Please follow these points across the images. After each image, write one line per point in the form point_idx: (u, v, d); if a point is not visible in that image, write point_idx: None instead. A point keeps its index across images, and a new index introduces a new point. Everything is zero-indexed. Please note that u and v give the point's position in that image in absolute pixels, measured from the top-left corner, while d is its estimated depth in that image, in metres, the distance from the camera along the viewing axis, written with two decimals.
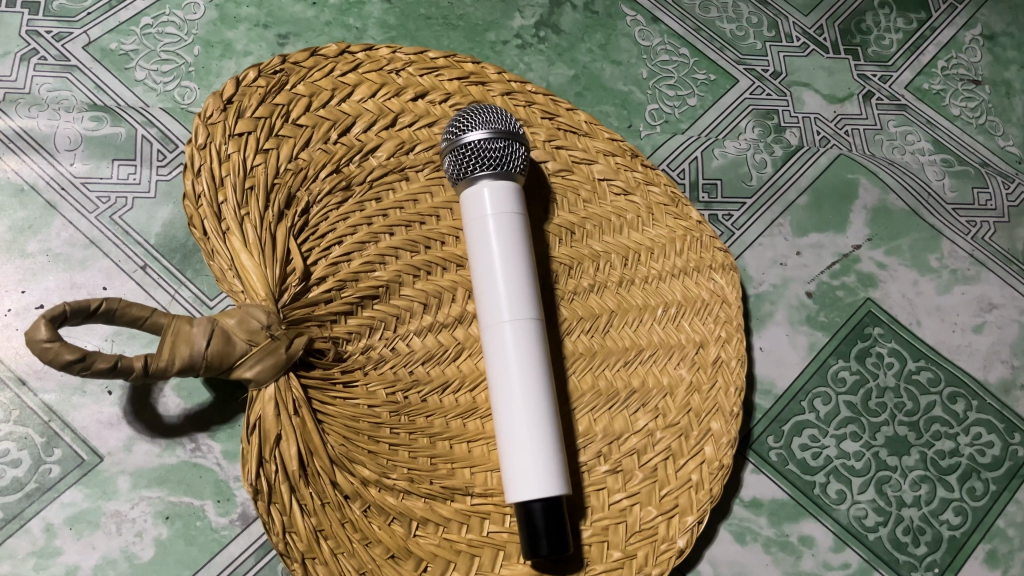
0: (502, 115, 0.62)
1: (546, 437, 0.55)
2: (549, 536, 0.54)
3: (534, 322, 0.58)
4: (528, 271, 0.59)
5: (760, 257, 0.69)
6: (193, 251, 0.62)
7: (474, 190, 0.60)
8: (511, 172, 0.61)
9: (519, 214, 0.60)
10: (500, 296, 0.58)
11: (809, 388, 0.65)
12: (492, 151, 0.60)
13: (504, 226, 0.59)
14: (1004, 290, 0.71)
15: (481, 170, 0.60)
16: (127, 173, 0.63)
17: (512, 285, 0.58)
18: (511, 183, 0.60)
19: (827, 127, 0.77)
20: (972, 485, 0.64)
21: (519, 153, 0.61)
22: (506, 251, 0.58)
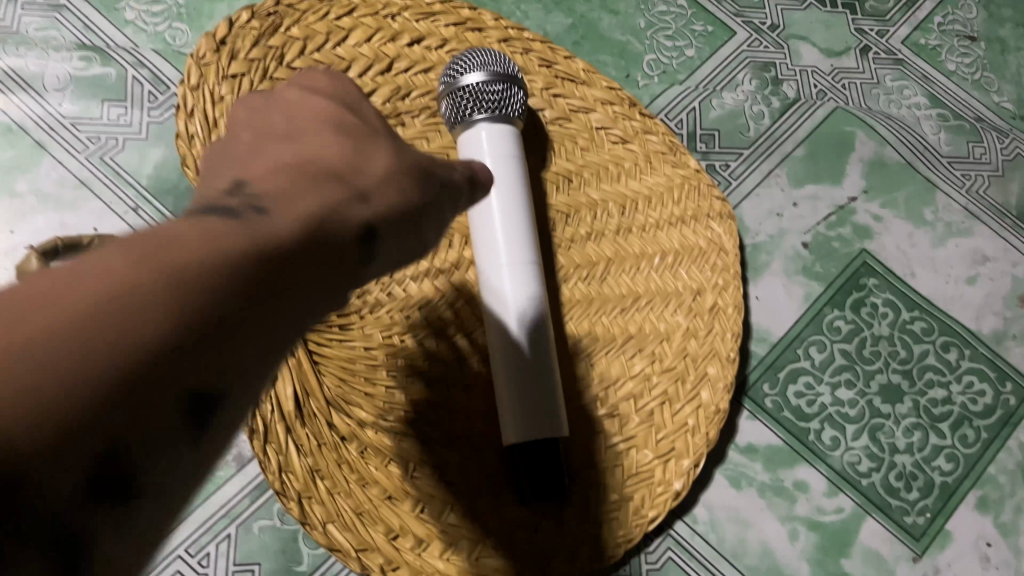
0: (500, 57, 0.61)
1: (543, 380, 0.55)
2: (544, 478, 0.54)
3: (532, 266, 0.58)
4: (525, 214, 0.59)
5: (757, 208, 0.69)
6: (185, 193, 0.61)
7: (471, 133, 0.59)
8: (509, 116, 0.60)
9: (516, 156, 0.60)
10: (499, 238, 0.57)
11: (805, 336, 0.66)
12: (490, 94, 0.59)
13: (502, 169, 0.59)
14: (998, 243, 0.71)
15: (478, 113, 0.59)
16: (117, 115, 0.62)
17: (509, 227, 0.57)
18: (507, 128, 0.60)
19: (824, 80, 0.76)
20: (964, 433, 0.64)
21: (517, 96, 0.60)
22: (503, 192, 0.58)
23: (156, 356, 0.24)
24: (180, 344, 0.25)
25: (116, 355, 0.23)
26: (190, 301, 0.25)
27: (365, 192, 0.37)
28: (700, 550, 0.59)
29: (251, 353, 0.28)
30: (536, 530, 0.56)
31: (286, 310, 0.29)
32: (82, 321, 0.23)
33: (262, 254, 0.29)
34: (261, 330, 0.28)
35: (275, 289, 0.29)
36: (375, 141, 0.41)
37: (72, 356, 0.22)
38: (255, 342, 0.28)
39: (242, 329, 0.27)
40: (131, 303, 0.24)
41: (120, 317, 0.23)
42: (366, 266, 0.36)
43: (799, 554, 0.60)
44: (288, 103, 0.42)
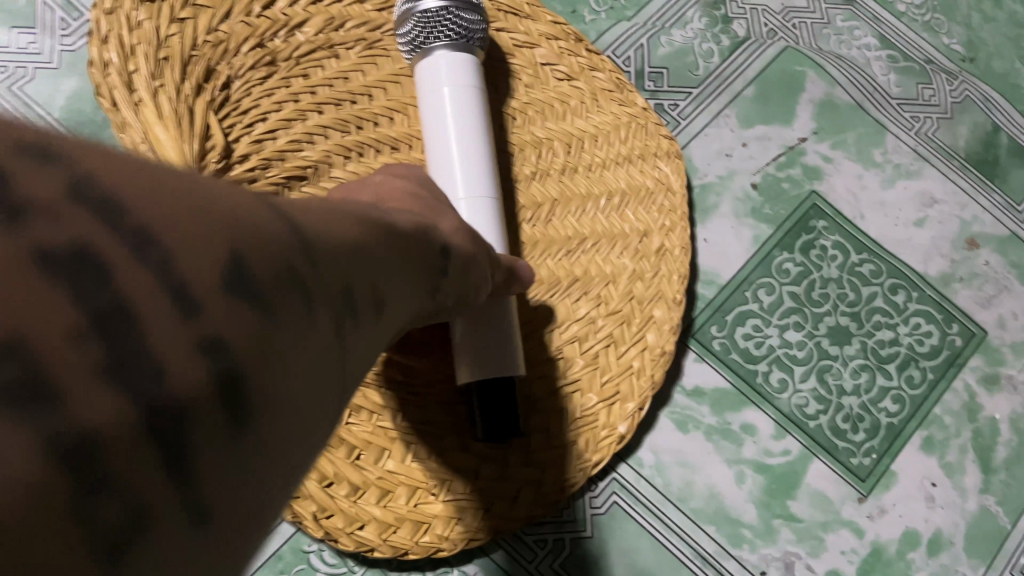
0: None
1: (503, 319, 0.51)
2: (501, 416, 0.51)
3: (491, 202, 0.55)
4: (485, 148, 0.55)
5: (705, 148, 0.67)
6: (102, 126, 0.57)
7: (430, 63, 0.56)
8: (474, 48, 0.57)
9: (477, 87, 0.56)
10: (455, 168, 0.54)
11: (753, 279, 0.64)
12: (449, 20, 0.55)
13: (462, 100, 0.55)
14: (945, 185, 0.70)
15: (436, 41, 0.56)
16: (26, 42, 0.57)
17: (469, 160, 0.54)
18: (467, 56, 0.56)
19: (775, 19, 0.74)
20: (911, 374, 0.64)
21: (479, 21, 0.57)
22: (462, 125, 0.55)
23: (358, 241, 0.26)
24: (369, 246, 0.26)
25: (339, 226, 0.25)
26: (362, 225, 0.27)
27: (442, 232, 0.38)
28: (645, 494, 0.58)
29: (397, 289, 0.29)
30: (477, 475, 0.54)
31: (408, 267, 0.31)
32: (307, 204, 0.24)
33: (390, 223, 0.31)
34: (399, 275, 0.29)
35: (402, 252, 0.30)
36: (439, 204, 0.43)
37: (317, 214, 0.24)
38: (399, 282, 0.29)
39: (392, 261, 0.28)
40: (330, 210, 0.26)
41: (327, 211, 0.25)
42: (447, 279, 0.37)
43: (745, 497, 0.59)
44: (372, 183, 0.43)
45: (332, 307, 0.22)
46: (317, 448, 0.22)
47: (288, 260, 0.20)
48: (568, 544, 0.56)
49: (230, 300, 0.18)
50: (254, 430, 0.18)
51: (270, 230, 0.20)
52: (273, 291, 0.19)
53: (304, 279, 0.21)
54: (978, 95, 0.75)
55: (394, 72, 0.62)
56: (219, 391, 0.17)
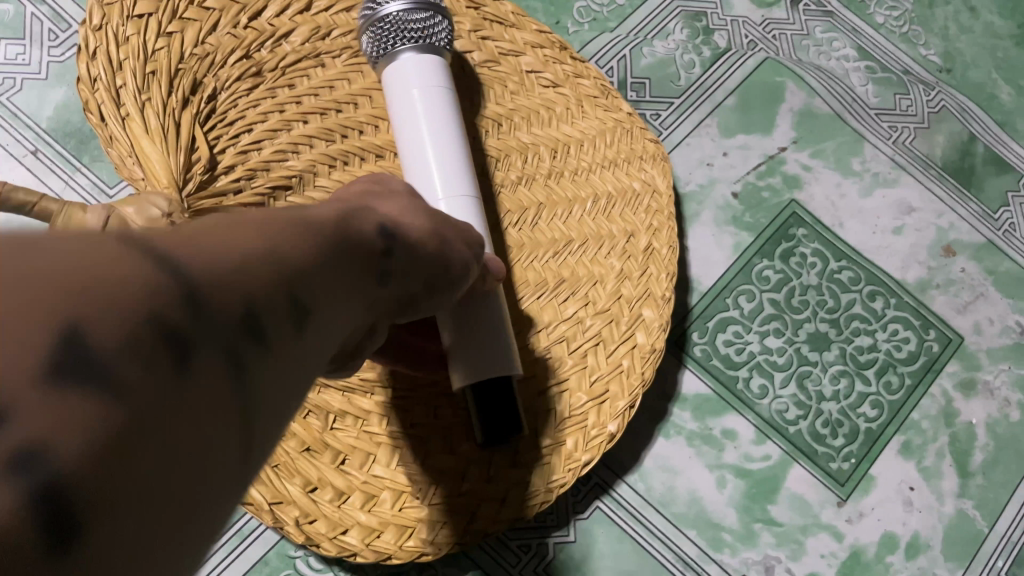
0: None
1: (491, 318, 0.50)
2: (500, 418, 0.50)
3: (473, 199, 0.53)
4: (458, 141, 0.55)
5: (687, 158, 0.68)
6: (89, 137, 0.57)
7: (395, 65, 0.55)
8: (435, 46, 0.56)
9: (444, 82, 0.56)
10: (429, 163, 0.53)
11: (733, 286, 0.65)
12: (412, 23, 0.55)
13: (430, 95, 0.54)
14: (923, 193, 0.72)
15: (401, 44, 0.55)
16: (15, 53, 0.58)
17: (442, 154, 0.53)
18: (434, 56, 0.56)
19: (755, 31, 0.75)
20: (889, 380, 0.65)
21: (442, 26, 0.57)
22: (432, 119, 0.54)
23: (267, 252, 0.24)
24: (283, 253, 0.24)
25: (238, 243, 0.23)
26: (274, 225, 0.25)
27: (389, 216, 0.35)
28: (628, 498, 0.59)
29: (330, 289, 0.27)
30: (463, 477, 0.54)
31: (345, 264, 0.29)
32: (196, 227, 0.23)
33: (314, 217, 0.29)
34: (333, 273, 0.28)
35: (334, 246, 0.28)
36: (396, 196, 0.40)
37: (203, 238, 0.22)
38: (332, 285, 0.27)
39: (320, 260, 0.27)
40: (230, 221, 0.24)
41: (222, 225, 0.23)
42: (403, 263, 0.34)
43: (726, 501, 0.60)
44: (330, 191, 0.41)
45: (213, 352, 0.21)
46: (232, 497, 0.21)
47: (149, 321, 0.19)
48: (552, 548, 0.56)
49: (57, 394, 0.17)
50: (97, 530, 0.17)
51: (121, 288, 0.18)
52: (121, 368, 0.18)
53: (172, 331, 0.19)
54: (954, 106, 0.77)
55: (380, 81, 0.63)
56: (45, 503, 0.16)
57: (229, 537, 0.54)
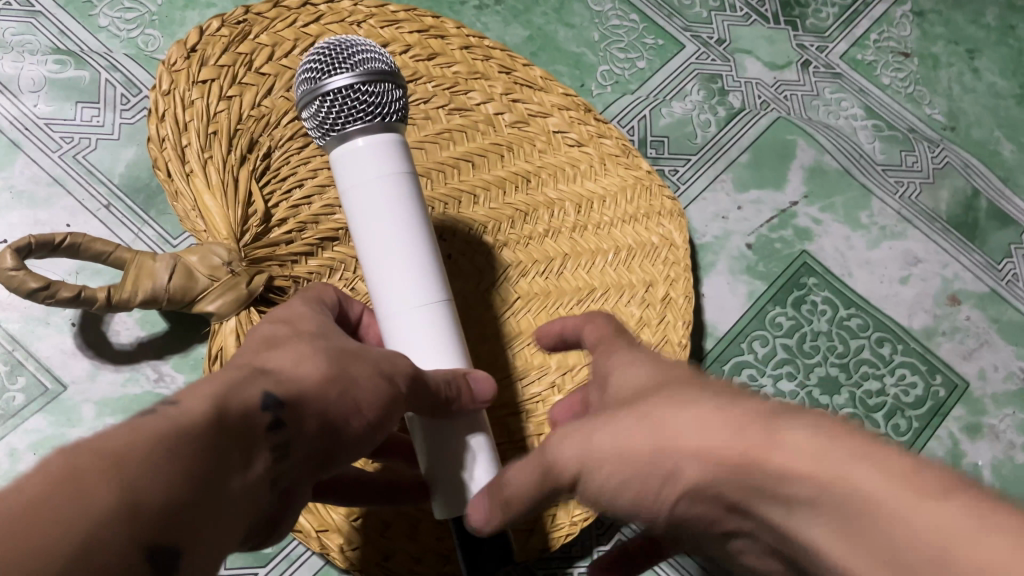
0: (363, 48, 0.48)
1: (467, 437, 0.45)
2: (489, 546, 0.44)
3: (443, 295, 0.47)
4: (426, 248, 0.47)
5: (703, 211, 0.73)
6: (156, 192, 0.63)
7: (350, 150, 0.46)
8: (389, 124, 0.47)
9: (406, 174, 0.47)
10: (400, 286, 0.46)
11: (748, 332, 0.69)
12: (359, 101, 0.46)
13: (394, 196, 0.46)
14: (928, 245, 0.76)
15: (353, 123, 0.46)
16: (90, 116, 0.64)
17: (413, 271, 0.46)
18: (391, 138, 0.46)
19: (767, 92, 0.80)
20: (896, 423, 0.68)
21: (395, 96, 0.47)
22: (398, 230, 0.46)
23: (122, 506, 0.23)
24: (140, 499, 0.23)
25: (94, 497, 0.22)
26: (135, 457, 0.24)
27: (283, 374, 0.33)
28: None
29: (203, 506, 0.26)
30: None
31: (223, 466, 0.27)
32: (65, 468, 0.22)
33: (183, 418, 0.27)
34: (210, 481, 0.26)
35: (206, 447, 0.27)
36: (295, 344, 0.37)
37: (40, 522, 0.20)
38: (215, 494, 0.27)
39: (190, 481, 0.25)
40: (75, 472, 0.22)
41: (66, 483, 0.22)
42: (302, 430, 0.32)
43: None
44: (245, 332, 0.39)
45: None
46: None
47: None
48: None
49: None
50: None
51: None
52: None
53: None
54: (958, 162, 0.81)
55: (435, 133, 0.67)
56: None
57: (277, 562, 0.58)
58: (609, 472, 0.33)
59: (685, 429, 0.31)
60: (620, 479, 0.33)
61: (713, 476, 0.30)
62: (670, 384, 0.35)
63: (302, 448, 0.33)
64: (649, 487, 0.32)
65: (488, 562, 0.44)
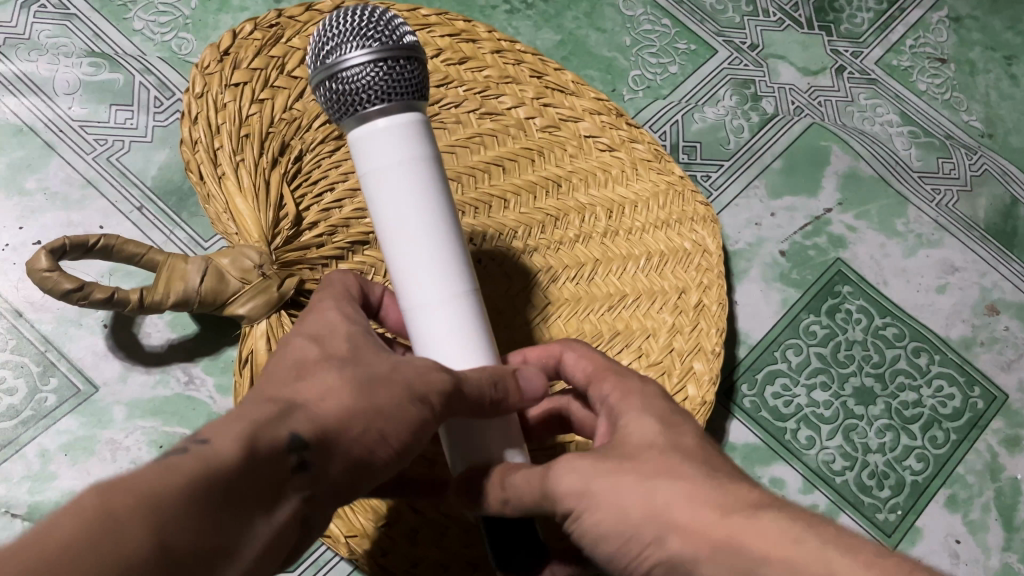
0: (382, 19, 0.45)
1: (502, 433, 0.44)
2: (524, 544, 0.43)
3: (467, 292, 0.45)
4: (453, 243, 0.44)
5: (736, 218, 0.72)
6: (188, 195, 0.63)
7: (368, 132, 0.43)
8: (408, 102, 0.44)
9: (429, 159, 0.44)
10: (431, 285, 0.44)
11: (781, 340, 0.68)
12: (376, 79, 0.43)
13: (417, 184, 0.43)
14: (965, 253, 0.74)
15: (374, 104, 0.43)
16: (124, 118, 0.65)
17: (440, 269, 0.44)
18: (414, 119, 0.43)
19: (801, 97, 0.79)
20: (934, 434, 0.67)
21: (415, 70, 0.44)
22: (424, 221, 0.43)
23: (152, 551, 0.22)
24: (169, 543, 0.23)
25: (126, 541, 0.22)
26: (165, 500, 0.24)
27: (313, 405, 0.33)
28: None
29: (228, 549, 0.26)
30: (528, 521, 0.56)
31: (248, 509, 0.27)
32: (96, 509, 0.22)
33: (214, 460, 0.27)
34: (234, 528, 0.26)
35: (231, 492, 0.27)
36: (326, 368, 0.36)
37: (74, 568, 0.20)
38: (240, 535, 0.26)
39: (215, 526, 0.25)
40: (105, 515, 0.22)
41: (99, 526, 0.22)
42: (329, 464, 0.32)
43: None
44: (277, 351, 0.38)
45: None
46: None
47: None
48: None
49: None
50: None
51: None
52: None
53: None
54: (996, 169, 0.80)
55: (465, 138, 0.65)
56: None
57: (305, 567, 0.57)
58: (600, 521, 0.36)
59: (676, 508, 0.34)
60: (609, 530, 0.36)
61: (696, 554, 0.33)
62: (672, 449, 0.37)
63: (327, 483, 0.32)
64: (633, 546, 0.35)
65: (522, 556, 0.43)
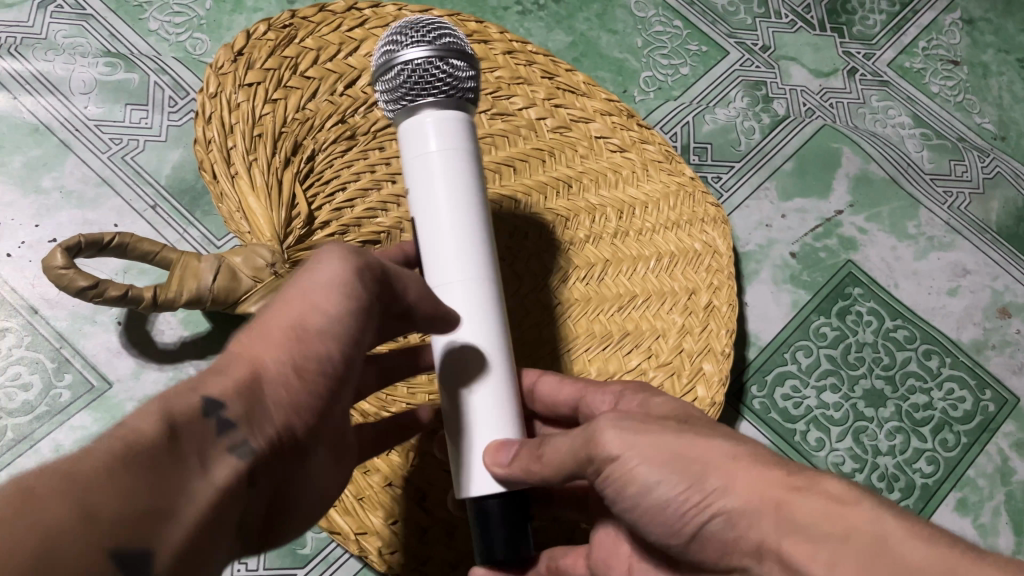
0: (434, 24, 0.46)
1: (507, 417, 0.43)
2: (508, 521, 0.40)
3: (486, 283, 0.43)
4: (479, 233, 0.44)
5: (747, 219, 0.72)
6: (201, 193, 0.64)
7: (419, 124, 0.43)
8: (461, 103, 0.44)
9: (465, 153, 0.44)
10: (449, 269, 0.43)
11: (792, 342, 0.68)
12: (435, 78, 0.44)
13: (452, 171, 0.43)
14: (977, 256, 0.74)
15: (424, 98, 0.44)
16: (139, 118, 0.65)
17: (461, 256, 0.43)
18: (463, 118, 0.44)
19: (813, 99, 0.79)
20: (944, 437, 0.66)
21: (468, 74, 0.45)
22: (454, 205, 0.43)
23: (79, 518, 0.24)
24: (98, 506, 0.25)
25: (50, 514, 0.24)
26: (90, 468, 0.25)
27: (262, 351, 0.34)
28: None
29: (170, 493, 0.28)
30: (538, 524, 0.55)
31: (180, 471, 0.29)
32: (20, 489, 0.24)
33: (137, 429, 0.28)
34: (170, 491, 0.28)
35: (162, 459, 0.28)
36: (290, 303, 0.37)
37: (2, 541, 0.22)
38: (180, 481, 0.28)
39: (149, 479, 0.27)
40: (23, 498, 0.23)
41: (22, 504, 0.23)
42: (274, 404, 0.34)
43: None
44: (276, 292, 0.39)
45: None
46: None
47: None
48: None
49: None
50: None
51: None
52: None
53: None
54: (1009, 172, 0.79)
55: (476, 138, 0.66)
56: None
57: (315, 563, 0.57)
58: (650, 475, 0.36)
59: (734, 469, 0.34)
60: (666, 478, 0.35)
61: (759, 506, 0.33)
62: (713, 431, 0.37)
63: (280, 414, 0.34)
64: (694, 495, 0.35)
65: (500, 526, 0.40)
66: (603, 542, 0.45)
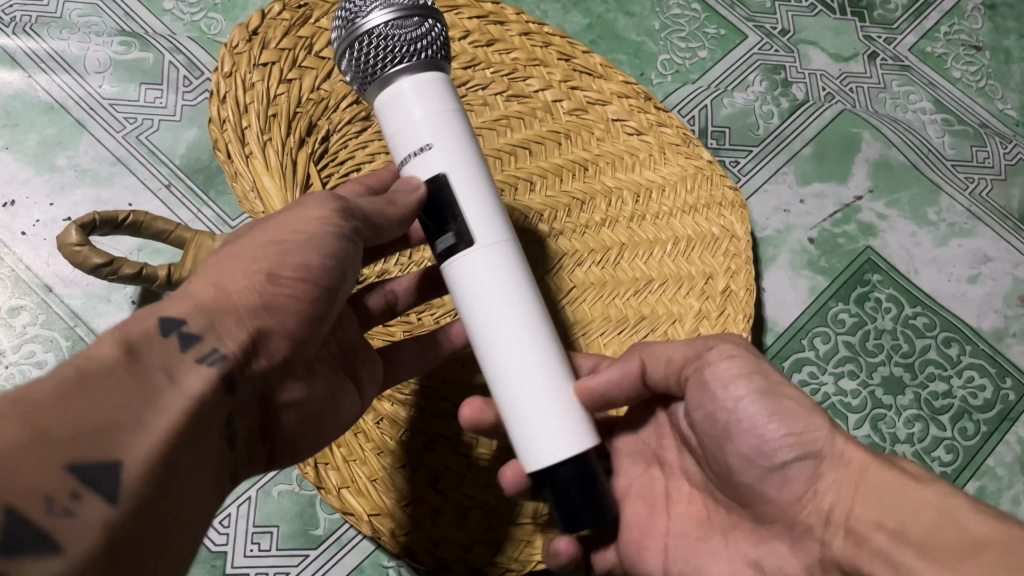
0: None
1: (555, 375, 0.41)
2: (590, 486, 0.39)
3: (500, 240, 0.42)
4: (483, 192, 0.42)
5: (764, 204, 0.71)
6: (216, 173, 0.64)
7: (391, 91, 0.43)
8: (428, 59, 0.43)
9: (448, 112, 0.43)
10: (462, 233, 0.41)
11: (810, 327, 0.67)
12: (396, 38, 0.43)
13: (443, 133, 0.42)
14: (998, 244, 0.73)
15: (391, 62, 0.43)
16: (154, 97, 0.65)
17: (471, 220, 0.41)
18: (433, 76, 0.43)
19: (832, 84, 0.78)
20: (964, 426, 0.65)
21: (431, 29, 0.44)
22: (455, 169, 0.42)
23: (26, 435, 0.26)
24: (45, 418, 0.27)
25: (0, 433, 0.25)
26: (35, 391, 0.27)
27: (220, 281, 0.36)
28: None
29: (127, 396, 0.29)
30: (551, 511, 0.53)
31: (139, 381, 0.30)
32: None
33: (84, 355, 0.29)
34: (131, 406, 0.29)
35: (121, 379, 0.29)
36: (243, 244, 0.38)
37: None
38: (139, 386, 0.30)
39: (99, 389, 0.28)
40: None
41: None
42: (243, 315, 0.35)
43: None
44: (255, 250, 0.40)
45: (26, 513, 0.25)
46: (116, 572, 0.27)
47: None
48: None
49: None
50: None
51: None
52: None
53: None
54: None
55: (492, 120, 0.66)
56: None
57: (327, 544, 0.57)
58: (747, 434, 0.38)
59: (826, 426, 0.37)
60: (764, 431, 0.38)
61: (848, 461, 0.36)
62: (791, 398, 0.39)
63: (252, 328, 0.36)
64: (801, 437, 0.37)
65: (578, 491, 0.39)
66: (637, 520, 0.44)
